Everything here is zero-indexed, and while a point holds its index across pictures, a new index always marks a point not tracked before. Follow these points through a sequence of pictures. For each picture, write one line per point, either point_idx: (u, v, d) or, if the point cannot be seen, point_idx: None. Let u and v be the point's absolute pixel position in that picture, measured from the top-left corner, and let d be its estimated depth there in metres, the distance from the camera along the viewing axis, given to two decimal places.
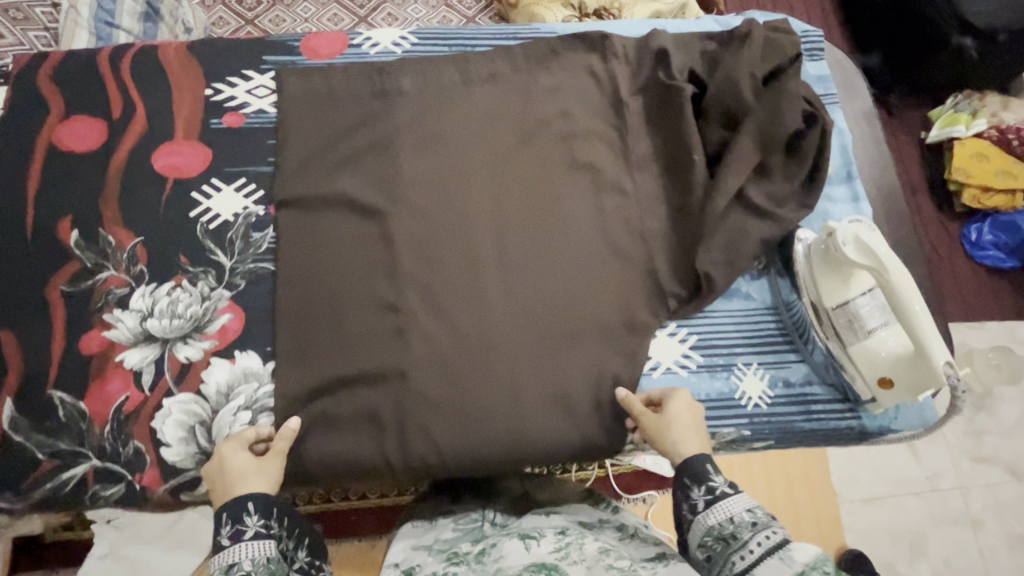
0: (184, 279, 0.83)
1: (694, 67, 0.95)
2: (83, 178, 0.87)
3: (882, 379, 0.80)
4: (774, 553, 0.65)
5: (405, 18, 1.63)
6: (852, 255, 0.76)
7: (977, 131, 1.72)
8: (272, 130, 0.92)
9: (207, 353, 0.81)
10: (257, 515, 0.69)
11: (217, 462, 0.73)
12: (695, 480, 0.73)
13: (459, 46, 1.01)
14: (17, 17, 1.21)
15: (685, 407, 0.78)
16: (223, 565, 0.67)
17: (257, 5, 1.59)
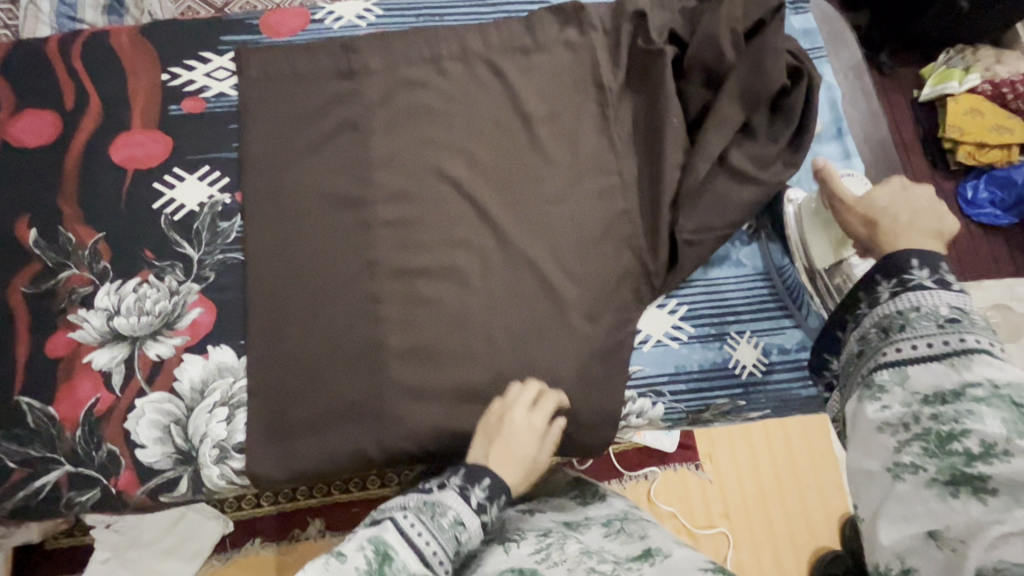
0: (150, 274, 0.80)
1: (673, 27, 0.91)
2: (38, 174, 0.83)
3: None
4: (948, 357, 0.48)
5: None
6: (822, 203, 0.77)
7: (970, 86, 1.66)
8: (234, 115, 0.88)
9: (179, 349, 0.77)
10: (484, 492, 0.63)
11: (500, 409, 0.72)
12: (922, 262, 0.54)
13: (427, 17, 0.96)
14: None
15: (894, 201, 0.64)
16: (457, 517, 0.60)
17: None
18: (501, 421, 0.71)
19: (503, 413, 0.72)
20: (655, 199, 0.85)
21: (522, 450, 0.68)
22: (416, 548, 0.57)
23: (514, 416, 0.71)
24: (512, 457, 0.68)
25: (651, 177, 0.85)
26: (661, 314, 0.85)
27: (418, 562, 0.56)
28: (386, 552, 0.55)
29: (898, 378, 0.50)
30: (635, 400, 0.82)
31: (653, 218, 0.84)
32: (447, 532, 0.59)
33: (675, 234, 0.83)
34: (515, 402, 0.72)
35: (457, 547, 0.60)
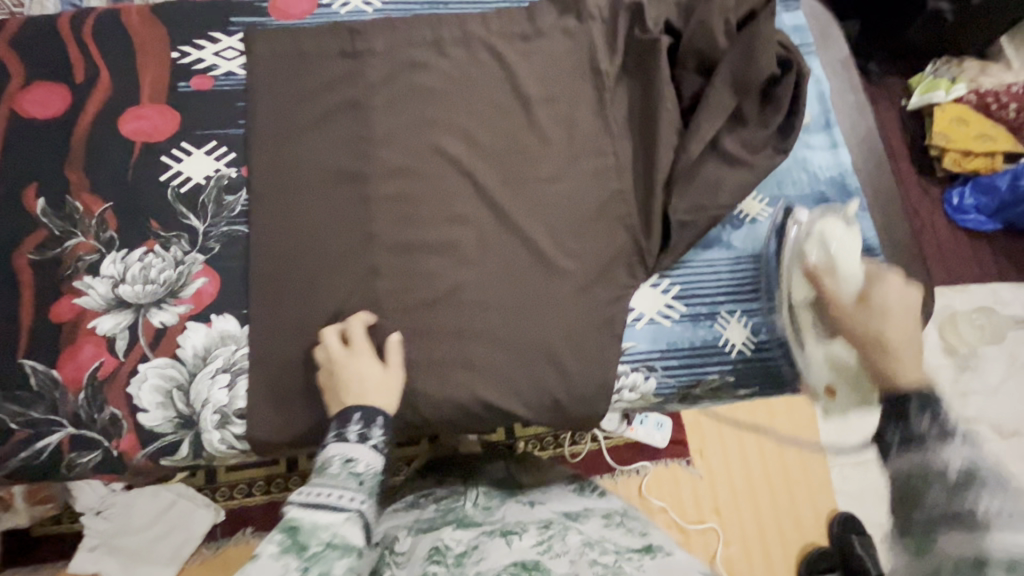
0: (156, 244, 0.81)
1: (670, 18, 0.94)
2: (47, 144, 0.85)
3: (827, 390, 0.76)
4: (964, 523, 0.49)
5: None
6: (810, 255, 0.81)
7: (957, 95, 1.72)
8: (241, 93, 0.90)
9: (183, 317, 0.79)
10: (360, 423, 0.69)
11: (329, 357, 0.76)
12: (923, 408, 0.56)
13: (431, 5, 0.98)
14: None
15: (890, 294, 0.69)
16: (343, 458, 0.67)
17: None
18: (333, 368, 0.75)
19: (331, 366, 0.75)
20: (649, 182, 0.87)
21: (370, 373, 0.73)
22: (325, 505, 0.63)
23: (338, 360, 0.75)
24: (363, 385, 0.72)
25: (646, 161, 0.88)
26: (653, 293, 0.87)
27: (326, 513, 0.63)
28: (292, 525, 0.61)
29: (926, 522, 0.51)
30: (628, 375, 0.85)
31: (647, 201, 0.87)
32: (340, 475, 0.65)
33: (668, 216, 0.86)
34: (333, 353, 0.75)
35: (358, 478, 0.66)
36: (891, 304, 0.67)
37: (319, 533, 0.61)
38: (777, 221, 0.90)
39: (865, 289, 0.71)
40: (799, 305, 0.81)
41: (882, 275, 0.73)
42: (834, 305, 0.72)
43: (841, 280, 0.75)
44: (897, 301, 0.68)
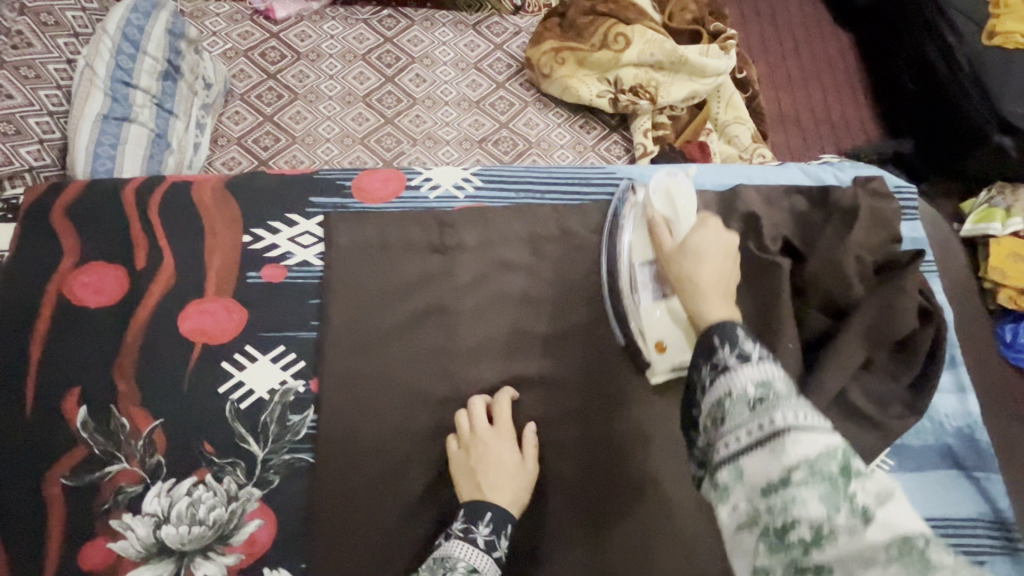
0: (207, 474, 0.71)
1: (787, 235, 0.86)
2: (97, 342, 0.75)
3: (656, 342, 0.76)
4: (765, 445, 0.46)
5: (434, 80, 1.68)
6: (656, 204, 0.78)
7: (1014, 230, 1.59)
8: (316, 287, 0.81)
9: (231, 571, 0.68)
10: (489, 526, 0.67)
11: (463, 443, 0.73)
12: (722, 340, 0.54)
13: (528, 192, 0.91)
14: (30, 76, 1.17)
15: (710, 236, 0.68)
16: (467, 567, 0.63)
17: (282, 59, 1.63)
18: (471, 450, 0.72)
19: (469, 440, 0.73)
20: None
21: (504, 462, 0.72)
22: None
23: (484, 436, 0.73)
24: (499, 478, 0.71)
25: None
26: None
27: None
28: None
29: (735, 475, 0.47)
30: None
31: None
32: None
33: None
34: (475, 427, 0.74)
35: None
36: (707, 249, 0.67)
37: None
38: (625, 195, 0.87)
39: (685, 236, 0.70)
40: (636, 267, 0.78)
41: (708, 221, 0.70)
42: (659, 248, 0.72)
43: (675, 233, 0.74)
44: (710, 246, 0.67)
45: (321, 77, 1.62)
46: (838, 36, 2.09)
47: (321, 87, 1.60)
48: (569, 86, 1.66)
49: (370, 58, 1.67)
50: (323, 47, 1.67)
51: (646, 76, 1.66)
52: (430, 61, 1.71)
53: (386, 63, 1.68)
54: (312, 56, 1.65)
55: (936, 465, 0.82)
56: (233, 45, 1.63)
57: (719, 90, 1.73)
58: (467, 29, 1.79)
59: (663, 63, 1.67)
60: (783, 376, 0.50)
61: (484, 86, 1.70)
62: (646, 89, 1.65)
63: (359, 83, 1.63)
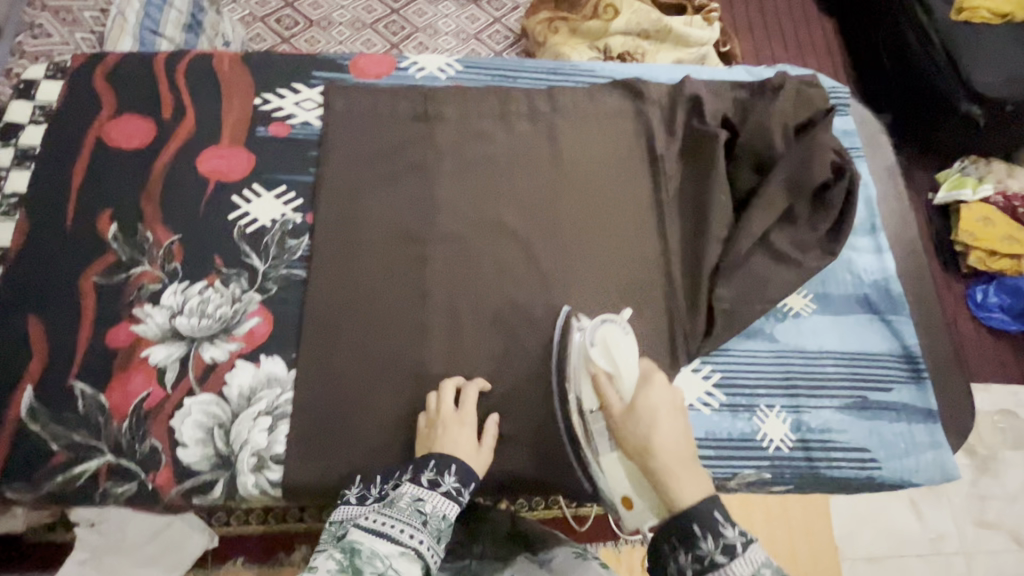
0: (217, 280, 0.84)
1: (727, 114, 0.99)
2: (127, 174, 0.89)
3: (622, 499, 0.74)
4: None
5: (436, 48, 2.01)
6: (596, 358, 0.77)
7: (984, 195, 1.74)
8: (315, 143, 0.94)
9: (233, 355, 0.80)
10: (453, 475, 0.72)
11: (430, 418, 0.78)
12: (705, 531, 0.63)
13: (502, 78, 1.04)
14: (69, 21, 1.52)
15: (665, 395, 0.71)
16: (413, 496, 0.69)
17: (296, 25, 1.97)
18: (435, 428, 0.77)
19: (434, 418, 0.77)
20: (697, 269, 0.89)
21: (461, 447, 0.75)
22: (385, 534, 0.65)
23: (445, 418, 0.77)
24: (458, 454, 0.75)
25: (696, 249, 0.90)
26: (696, 377, 0.87)
27: (385, 543, 0.64)
28: (353, 547, 0.63)
29: None
30: None
31: (695, 287, 0.89)
32: (408, 510, 0.68)
33: (713, 304, 0.87)
34: (441, 408, 0.78)
35: (422, 518, 0.68)
36: (654, 412, 0.70)
37: (375, 561, 0.62)
38: (565, 321, 0.86)
39: (634, 394, 0.72)
40: (589, 415, 0.78)
41: (654, 375, 0.73)
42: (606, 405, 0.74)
43: (623, 387, 0.74)
44: (661, 406, 0.70)
45: (331, 41, 1.96)
46: (822, 20, 2.23)
47: (328, 49, 1.95)
48: (562, 52, 1.91)
49: (377, 28, 2.01)
50: (333, 16, 2.00)
51: (633, 44, 1.91)
52: (433, 32, 2.04)
53: (392, 33, 2.01)
54: (323, 24, 1.99)
55: (852, 309, 0.93)
56: (249, 13, 1.96)
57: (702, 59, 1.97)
58: (468, 4, 2.13)
59: (650, 33, 1.92)
60: (768, 563, 0.61)
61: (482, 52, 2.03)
62: (633, 56, 1.91)
63: (365, 48, 1.97)
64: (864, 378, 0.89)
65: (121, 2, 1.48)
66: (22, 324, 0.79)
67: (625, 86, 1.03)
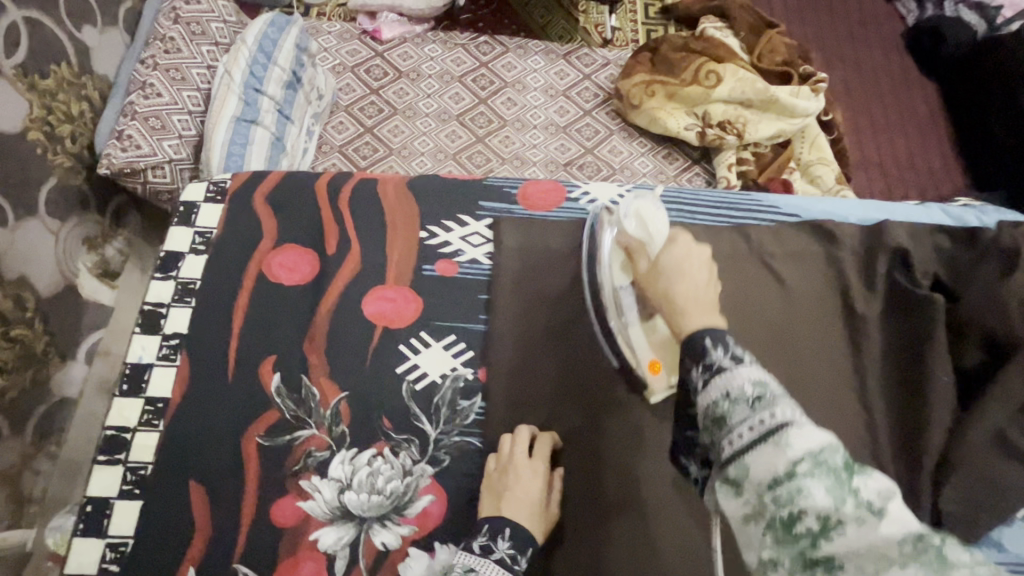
0: (386, 447, 0.76)
1: (937, 271, 0.89)
2: (290, 313, 0.83)
3: (651, 364, 0.76)
4: (769, 439, 0.46)
5: (525, 106, 1.92)
6: (626, 225, 0.79)
7: None
8: (484, 284, 0.87)
9: (406, 541, 0.72)
10: (508, 541, 0.68)
11: (500, 463, 0.75)
12: (715, 341, 0.56)
13: (677, 212, 0.96)
14: (177, 79, 1.36)
15: (681, 250, 0.71)
16: (464, 566, 0.65)
17: (384, 76, 1.91)
18: (505, 473, 0.73)
19: (505, 464, 0.74)
20: (917, 461, 0.78)
21: (529, 494, 0.71)
22: None
23: (518, 463, 0.73)
24: (519, 503, 0.71)
25: (913, 435, 0.80)
26: None
27: None
28: None
29: (741, 472, 0.47)
30: None
31: (914, 483, 0.78)
32: None
33: (939, 507, 0.76)
34: (514, 453, 0.75)
35: None
36: (675, 266, 0.69)
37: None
38: (594, 223, 0.86)
39: (659, 254, 0.72)
40: (620, 290, 0.78)
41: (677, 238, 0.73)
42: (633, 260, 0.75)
43: (651, 252, 0.75)
44: (681, 259, 0.70)
45: (419, 95, 1.89)
46: (923, 85, 2.07)
47: (416, 103, 1.88)
48: (656, 117, 1.83)
49: (466, 82, 1.93)
50: (422, 68, 1.94)
51: (734, 113, 1.82)
52: (522, 87, 1.95)
53: (480, 87, 1.93)
54: (411, 74, 1.92)
55: None
56: (340, 62, 1.92)
57: (801, 132, 1.84)
58: (558, 59, 2.03)
59: (753, 101, 1.83)
60: (777, 382, 0.52)
61: (571, 112, 1.93)
62: (734, 125, 1.81)
63: (454, 102, 1.89)
64: None
65: (228, 61, 1.44)
66: (184, 492, 0.73)
67: (813, 228, 0.94)
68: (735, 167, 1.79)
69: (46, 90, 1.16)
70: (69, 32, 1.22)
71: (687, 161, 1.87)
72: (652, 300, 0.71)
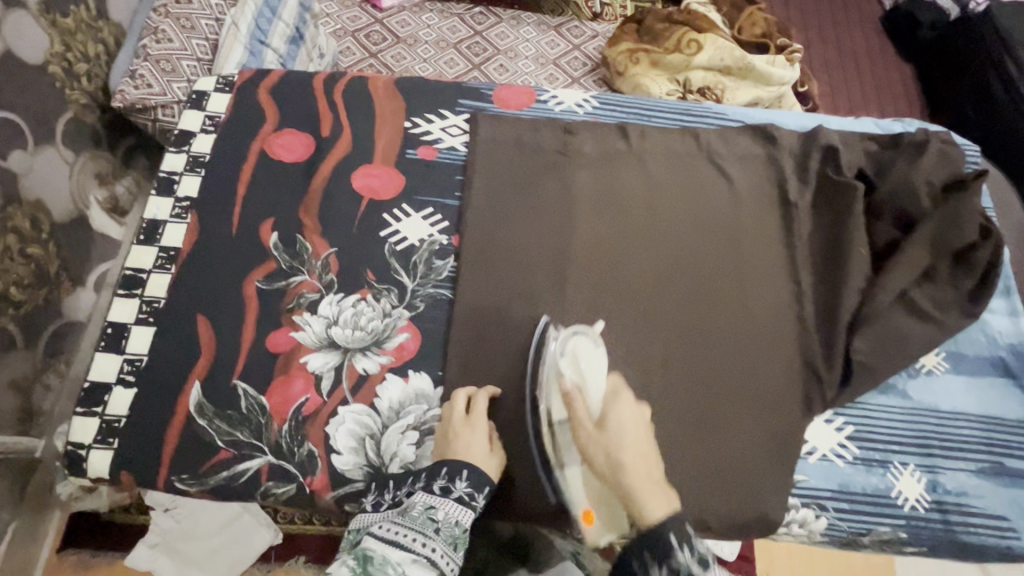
0: (369, 294, 0.87)
1: (862, 166, 1.00)
2: (288, 183, 0.94)
3: (584, 513, 0.77)
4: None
5: (516, 71, 2.03)
6: (565, 370, 0.79)
7: None
8: (460, 167, 0.98)
9: (384, 368, 0.84)
10: (465, 481, 0.73)
11: (443, 428, 0.79)
12: (680, 542, 0.65)
13: (636, 116, 1.07)
14: (187, 27, 1.46)
15: (627, 416, 0.75)
16: (425, 504, 0.71)
17: (383, 40, 2.03)
18: (446, 436, 0.78)
19: (446, 427, 0.79)
20: (832, 319, 0.90)
21: (473, 450, 0.76)
22: (400, 545, 0.65)
23: (456, 426, 0.78)
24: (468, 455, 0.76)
25: (831, 299, 0.91)
26: (831, 428, 0.86)
27: (397, 550, 0.65)
28: (365, 555, 0.63)
29: None
30: (797, 511, 0.82)
31: (830, 337, 0.89)
32: (419, 519, 0.69)
33: (849, 355, 0.88)
34: (452, 416, 0.79)
35: (435, 525, 0.69)
36: (622, 436, 0.73)
37: (387, 568, 0.63)
38: (542, 329, 0.86)
39: (604, 410, 0.75)
40: (556, 425, 0.79)
41: (621, 392, 0.77)
42: (575, 423, 0.76)
43: (592, 403, 0.77)
44: (627, 422, 0.74)
45: (415, 58, 2.01)
46: (900, 67, 2.14)
47: (413, 66, 2.00)
48: (640, 84, 1.93)
49: (461, 49, 2.05)
50: (420, 34, 2.06)
51: (714, 79, 1.94)
52: (514, 54, 2.07)
53: (474, 54, 2.05)
54: (409, 41, 2.04)
55: (988, 372, 0.92)
56: (342, 28, 2.04)
57: (779, 100, 1.96)
58: (549, 30, 2.16)
59: (732, 69, 1.95)
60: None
61: (560, 78, 2.04)
62: (715, 90, 1.94)
63: (449, 67, 2.01)
64: (1001, 446, 0.87)
65: (235, 14, 1.53)
66: (192, 322, 0.84)
67: (756, 131, 1.05)
68: None
69: (63, 27, 1.24)
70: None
71: None
72: (598, 467, 0.74)
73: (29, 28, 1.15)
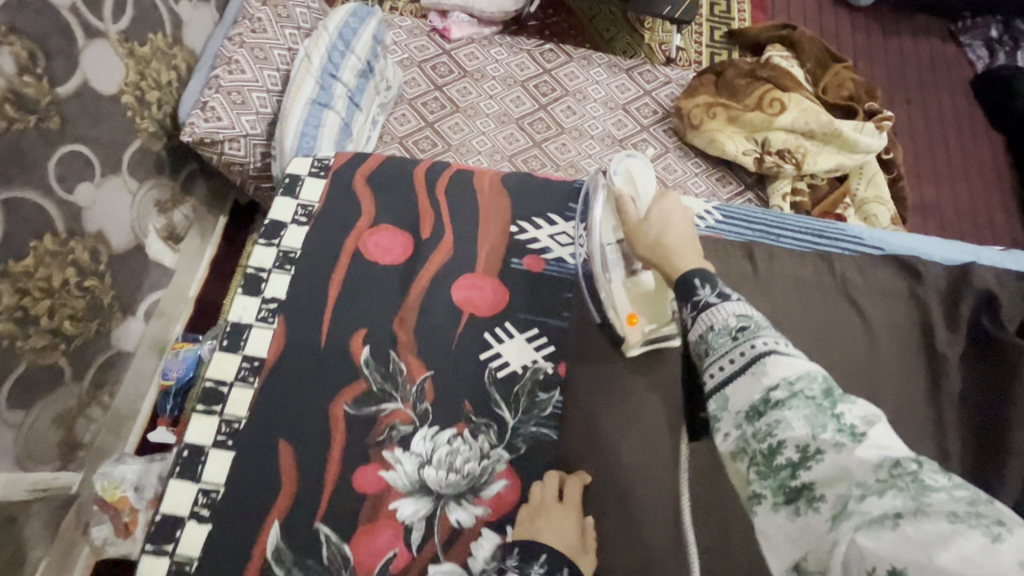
0: (466, 428, 0.79)
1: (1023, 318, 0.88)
2: (382, 290, 0.86)
3: (628, 317, 0.78)
4: (747, 370, 0.48)
5: (585, 115, 1.85)
6: (617, 181, 0.83)
7: None
8: (570, 283, 0.89)
9: (479, 521, 0.74)
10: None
11: (531, 508, 0.72)
12: (704, 281, 0.58)
13: (762, 234, 0.99)
14: (260, 58, 1.37)
15: (673, 210, 0.72)
16: None
17: (449, 74, 1.86)
18: (534, 516, 0.71)
19: (535, 508, 0.72)
20: None
21: (560, 529, 0.69)
22: None
23: (546, 507, 0.71)
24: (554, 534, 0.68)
25: None
26: None
27: None
28: None
29: (722, 406, 0.49)
30: None
31: None
32: None
33: None
34: (544, 496, 0.73)
35: None
36: (671, 218, 0.70)
37: None
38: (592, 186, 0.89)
39: (648, 209, 0.73)
40: (608, 245, 0.81)
41: (668, 193, 0.74)
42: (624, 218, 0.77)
43: (639, 207, 0.78)
44: (675, 213, 0.71)
45: (482, 95, 1.83)
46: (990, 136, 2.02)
47: (478, 103, 1.82)
48: (716, 140, 1.74)
49: (528, 87, 1.88)
50: (487, 69, 1.89)
51: (796, 142, 1.73)
52: (582, 96, 1.89)
53: (542, 93, 1.88)
54: (475, 75, 1.87)
55: None
56: (407, 57, 1.89)
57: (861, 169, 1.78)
58: (621, 73, 1.97)
59: (816, 133, 1.74)
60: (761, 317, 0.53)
61: (628, 125, 1.85)
62: (794, 154, 1.73)
63: (515, 106, 1.83)
64: None
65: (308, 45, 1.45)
66: (274, 448, 0.76)
67: (895, 264, 0.95)
68: (790, 196, 1.71)
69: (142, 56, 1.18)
70: (168, 8, 1.25)
71: (740, 186, 1.79)
72: (643, 255, 0.71)
73: (107, 57, 1.09)
